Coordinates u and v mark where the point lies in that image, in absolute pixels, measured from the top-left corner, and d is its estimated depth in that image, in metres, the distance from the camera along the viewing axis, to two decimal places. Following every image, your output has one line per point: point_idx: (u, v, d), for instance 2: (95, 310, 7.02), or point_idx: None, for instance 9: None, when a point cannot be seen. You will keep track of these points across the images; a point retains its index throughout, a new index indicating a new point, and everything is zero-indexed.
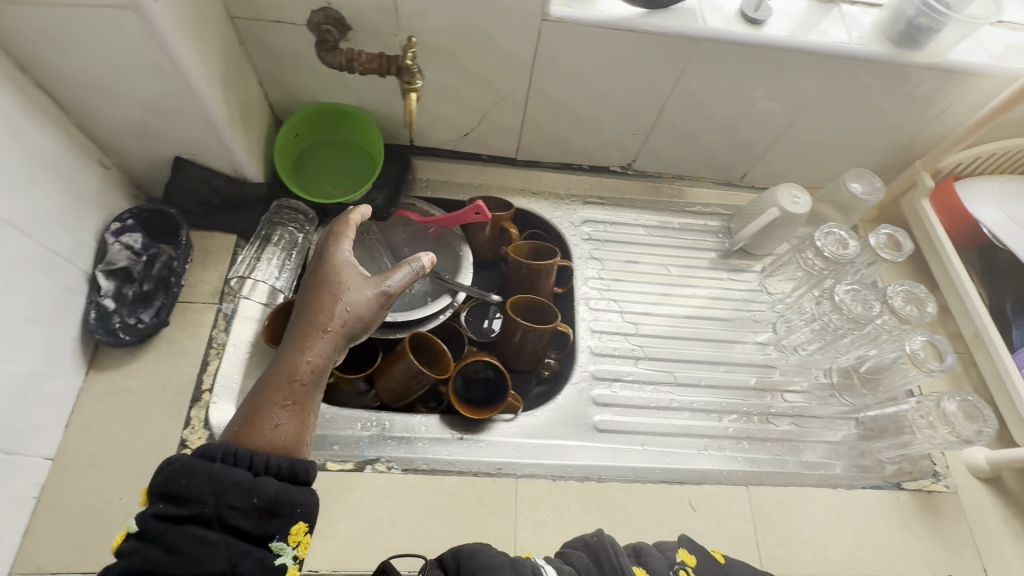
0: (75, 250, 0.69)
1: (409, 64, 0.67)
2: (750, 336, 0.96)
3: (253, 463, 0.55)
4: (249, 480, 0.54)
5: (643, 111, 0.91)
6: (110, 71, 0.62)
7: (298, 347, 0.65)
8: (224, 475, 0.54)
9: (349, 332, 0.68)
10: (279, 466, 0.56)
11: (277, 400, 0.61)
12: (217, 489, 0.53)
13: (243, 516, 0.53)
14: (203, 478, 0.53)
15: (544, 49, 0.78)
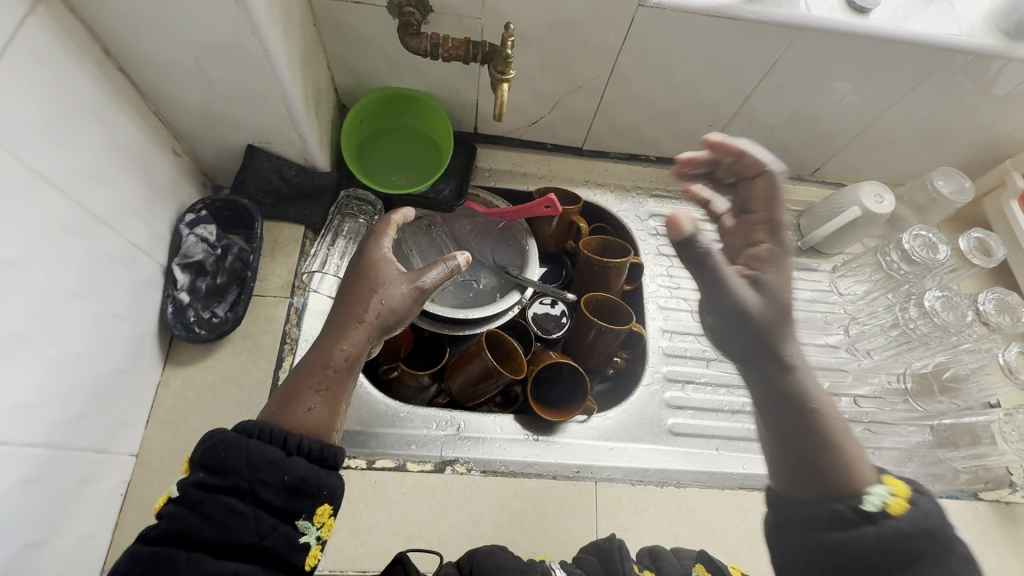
0: (152, 242, 0.67)
1: (505, 52, 0.64)
2: (820, 338, 0.94)
3: (288, 443, 0.54)
4: (281, 457, 0.53)
5: (724, 102, 0.87)
6: (194, 56, 0.59)
7: (336, 335, 0.63)
8: (257, 450, 0.52)
9: (384, 325, 0.65)
10: (309, 448, 0.55)
11: (310, 383, 0.60)
12: (252, 462, 0.52)
13: (274, 491, 0.51)
14: (240, 451, 0.52)
15: (634, 35, 0.74)
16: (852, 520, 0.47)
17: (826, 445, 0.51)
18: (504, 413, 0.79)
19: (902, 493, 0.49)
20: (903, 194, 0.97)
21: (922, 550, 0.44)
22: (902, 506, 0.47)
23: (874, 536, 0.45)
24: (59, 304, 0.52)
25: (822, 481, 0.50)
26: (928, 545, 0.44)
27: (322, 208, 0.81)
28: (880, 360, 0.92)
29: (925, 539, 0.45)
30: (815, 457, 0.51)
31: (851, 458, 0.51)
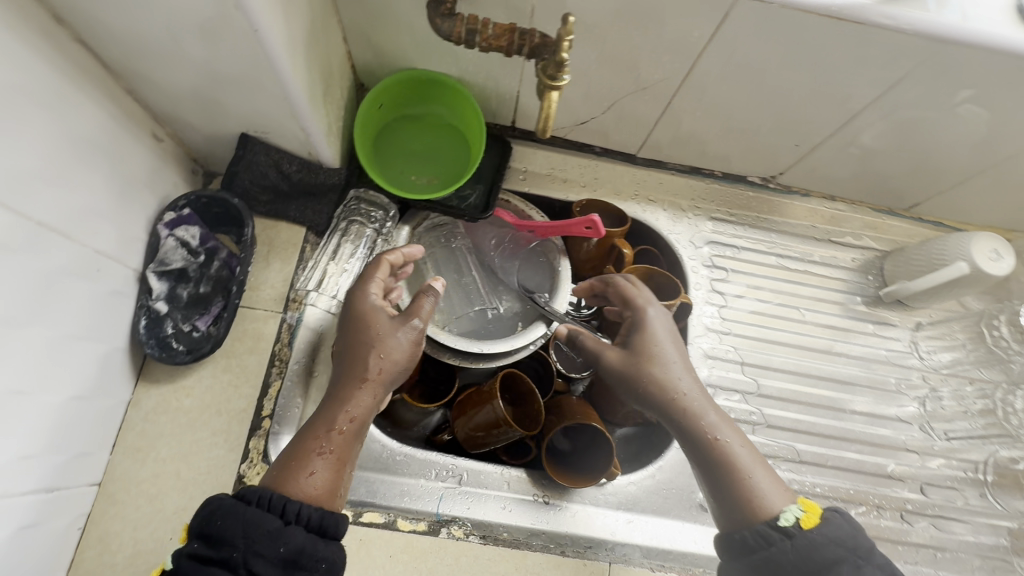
0: (124, 246, 0.57)
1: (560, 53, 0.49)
2: (890, 408, 0.80)
3: (287, 511, 0.47)
4: (278, 525, 0.46)
5: (821, 121, 0.70)
6: (169, 33, 0.47)
7: (338, 393, 0.55)
8: (255, 517, 0.45)
9: (392, 375, 0.57)
10: (309, 515, 0.47)
11: (314, 448, 0.51)
12: (247, 530, 0.45)
13: (270, 564, 0.44)
14: (236, 518, 0.45)
15: (724, 35, 0.58)
16: (776, 542, 0.50)
17: (729, 472, 0.54)
18: (516, 466, 0.69)
19: (814, 510, 0.51)
20: None
21: (834, 559, 0.48)
22: (814, 522, 0.50)
23: (793, 553, 0.49)
24: None
25: (742, 509, 0.53)
26: (838, 553, 0.49)
27: (327, 207, 0.71)
28: (959, 443, 0.79)
29: (835, 547, 0.49)
30: (736, 492, 0.53)
31: (760, 484, 0.53)
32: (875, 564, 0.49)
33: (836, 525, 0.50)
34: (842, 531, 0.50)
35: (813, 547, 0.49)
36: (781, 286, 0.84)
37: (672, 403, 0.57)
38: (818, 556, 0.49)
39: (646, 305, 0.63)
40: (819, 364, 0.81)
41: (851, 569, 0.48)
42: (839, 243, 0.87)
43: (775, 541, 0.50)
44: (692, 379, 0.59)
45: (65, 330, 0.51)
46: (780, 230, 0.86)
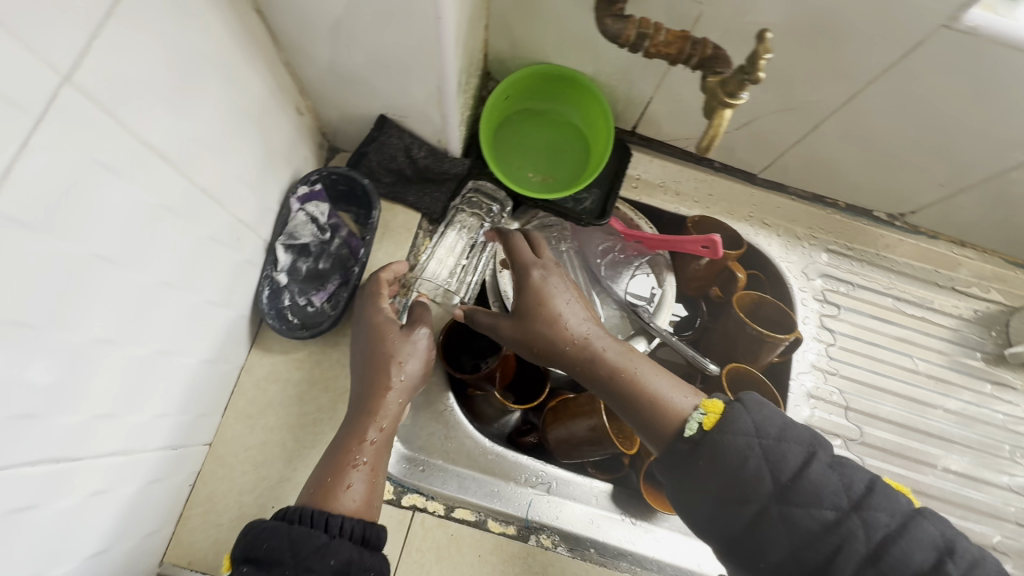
0: (259, 216, 0.57)
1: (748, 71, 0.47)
2: (999, 476, 0.75)
3: (329, 526, 0.47)
4: (324, 539, 0.46)
5: (980, 163, 0.65)
6: (348, 10, 0.46)
7: (363, 406, 0.56)
8: (296, 535, 0.46)
9: (412, 381, 0.58)
10: (352, 528, 0.48)
11: (348, 462, 0.52)
12: (296, 548, 0.45)
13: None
14: (282, 539, 0.45)
15: (907, 63, 0.54)
16: (688, 452, 0.49)
17: (644, 399, 0.53)
18: (603, 481, 0.69)
19: (716, 408, 0.50)
20: None
21: (739, 450, 0.46)
22: (716, 420, 0.49)
23: (704, 456, 0.48)
24: (152, 297, 0.44)
25: (659, 429, 0.52)
26: (739, 444, 0.46)
27: (444, 196, 0.70)
28: None
29: (739, 438, 0.47)
30: (653, 416, 0.52)
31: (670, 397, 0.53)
32: (778, 440, 0.46)
33: (738, 416, 0.48)
34: (745, 422, 0.47)
35: (721, 446, 0.47)
36: (892, 331, 0.79)
37: (578, 350, 0.57)
38: (727, 453, 0.46)
39: (525, 266, 0.61)
40: (926, 419, 0.77)
41: (757, 451, 0.46)
42: (963, 292, 0.82)
43: (688, 451, 0.49)
44: (581, 320, 0.59)
45: (205, 295, 0.51)
46: (898, 270, 0.82)
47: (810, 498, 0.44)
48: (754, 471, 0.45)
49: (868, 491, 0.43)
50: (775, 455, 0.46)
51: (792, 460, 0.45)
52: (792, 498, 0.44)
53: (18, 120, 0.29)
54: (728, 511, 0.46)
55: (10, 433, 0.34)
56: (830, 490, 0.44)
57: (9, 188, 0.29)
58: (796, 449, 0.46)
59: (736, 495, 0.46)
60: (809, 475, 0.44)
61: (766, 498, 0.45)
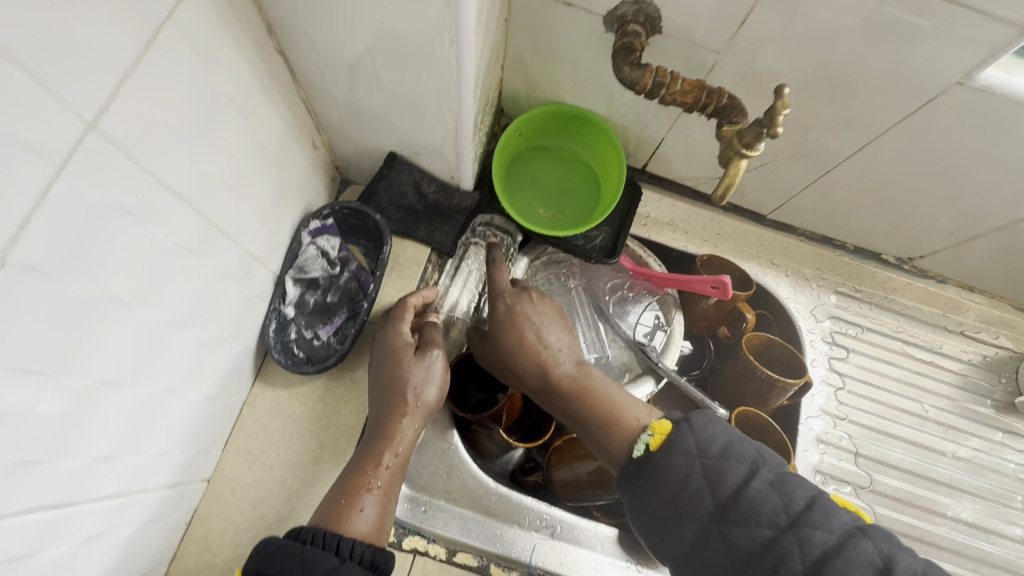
0: (270, 249, 0.57)
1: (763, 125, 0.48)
2: (1012, 527, 0.73)
3: (340, 548, 0.44)
4: (335, 560, 0.43)
5: (990, 212, 0.65)
6: (369, 53, 0.46)
7: (379, 429, 0.55)
8: (308, 553, 0.42)
9: (428, 406, 0.57)
10: (363, 553, 0.45)
11: (361, 484, 0.51)
12: (306, 569, 0.41)
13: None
14: (295, 560, 0.42)
15: (920, 116, 0.54)
16: (637, 473, 0.48)
17: (598, 419, 0.53)
18: (609, 524, 0.67)
19: (663, 428, 0.49)
20: None
21: (680, 468, 0.45)
22: (661, 441, 0.48)
23: (652, 478, 0.47)
24: (162, 336, 0.43)
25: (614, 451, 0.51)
26: (682, 464, 0.45)
27: (452, 230, 0.70)
28: None
29: (681, 457, 0.46)
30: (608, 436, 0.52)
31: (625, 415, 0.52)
32: (719, 457, 0.45)
33: (683, 435, 0.47)
34: (688, 441, 0.46)
35: (665, 465, 0.46)
36: (901, 375, 0.79)
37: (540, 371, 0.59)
38: (670, 473, 0.46)
39: (500, 291, 0.64)
40: (936, 467, 0.75)
41: (698, 470, 0.45)
42: (971, 337, 0.81)
43: (637, 472, 0.48)
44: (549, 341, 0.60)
45: (213, 332, 0.51)
46: (906, 313, 0.81)
47: (747, 515, 0.42)
48: (693, 490, 0.44)
49: (807, 508, 0.41)
50: (716, 473, 0.44)
51: (734, 478, 0.44)
52: (730, 516, 0.42)
53: (40, 168, 0.29)
54: (674, 532, 0.45)
55: (11, 482, 0.33)
56: (768, 507, 0.41)
57: (26, 236, 0.29)
58: (737, 466, 0.44)
59: (678, 515, 0.45)
60: (748, 493, 0.42)
61: (705, 517, 0.43)
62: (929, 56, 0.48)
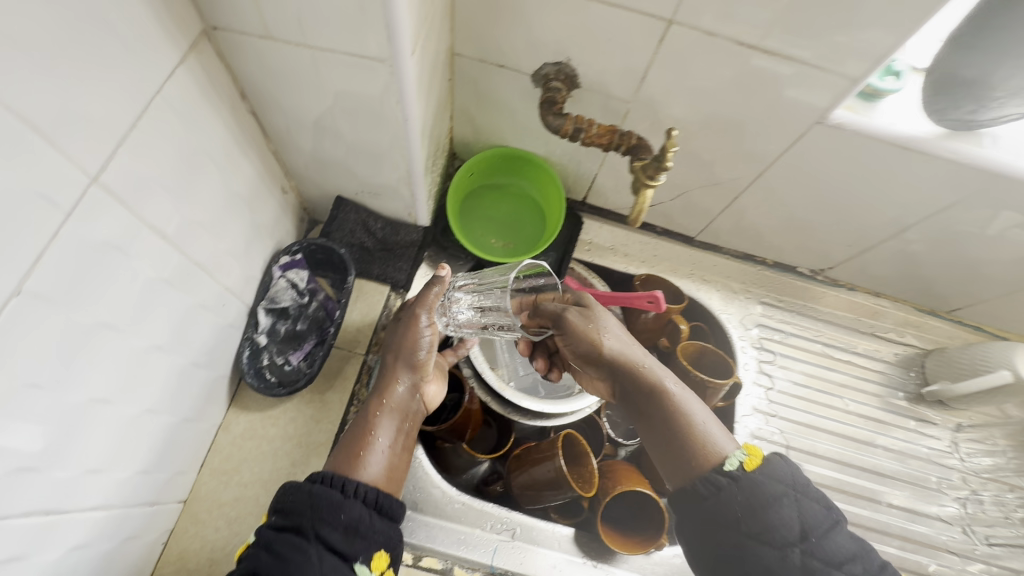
0: (244, 284, 0.64)
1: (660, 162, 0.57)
2: (930, 507, 0.81)
3: (345, 488, 0.53)
4: (338, 498, 0.51)
5: (874, 226, 0.76)
6: (330, 113, 0.55)
7: (382, 391, 0.64)
8: (316, 492, 0.51)
9: (409, 362, 0.65)
10: (365, 491, 0.53)
11: (366, 439, 0.60)
12: (314, 503, 0.51)
13: (335, 530, 0.50)
14: (304, 495, 0.51)
15: (796, 149, 0.65)
16: (725, 487, 0.51)
17: (684, 428, 0.57)
18: (566, 524, 0.72)
19: (756, 452, 0.54)
20: None
21: (775, 494, 0.50)
22: (757, 463, 0.52)
23: (741, 494, 0.51)
24: (146, 360, 0.49)
25: (693, 460, 0.55)
26: (777, 490, 0.50)
27: (406, 265, 0.76)
28: (1000, 549, 0.79)
29: (776, 484, 0.50)
30: (686, 446, 0.56)
31: (711, 434, 0.56)
32: (812, 496, 0.50)
33: (781, 467, 0.52)
34: (782, 473, 0.51)
35: (759, 486, 0.50)
36: (824, 373, 0.88)
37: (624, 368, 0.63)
38: (764, 496, 0.50)
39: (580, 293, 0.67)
40: (860, 455, 0.83)
41: (791, 501, 0.49)
42: (882, 338, 0.91)
43: (724, 486, 0.52)
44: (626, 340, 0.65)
45: (190, 359, 0.56)
46: (825, 319, 0.91)
47: (833, 557, 0.47)
48: (787, 517, 0.49)
49: (878, 566, 0.48)
50: (808, 509, 0.49)
51: (819, 516, 0.49)
52: (816, 550, 0.48)
53: (53, 216, 0.36)
54: (750, 549, 0.49)
55: (12, 484, 0.37)
56: (848, 553, 0.48)
57: (38, 270, 0.35)
58: (820, 508, 0.50)
59: (763, 535, 0.49)
60: (835, 537, 0.48)
61: (791, 546, 0.48)
62: (790, 102, 0.59)
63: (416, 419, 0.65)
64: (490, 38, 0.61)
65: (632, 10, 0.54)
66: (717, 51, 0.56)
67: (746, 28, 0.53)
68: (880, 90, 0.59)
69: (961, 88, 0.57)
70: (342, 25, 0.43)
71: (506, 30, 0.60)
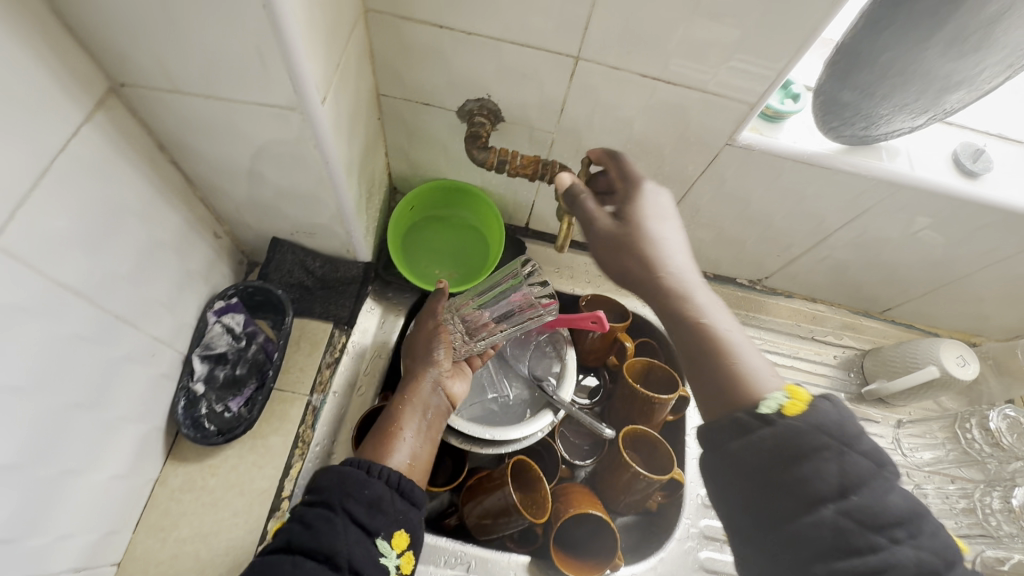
0: (176, 332, 0.63)
1: None
2: None
3: (369, 468, 0.56)
4: (363, 476, 0.55)
5: (799, 236, 0.80)
6: (251, 159, 0.56)
7: (407, 388, 0.69)
8: (343, 471, 0.55)
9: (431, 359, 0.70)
10: (389, 474, 0.57)
11: (394, 428, 0.64)
12: (341, 480, 0.55)
13: (360, 504, 0.53)
14: (334, 472, 0.55)
15: (713, 169, 0.69)
16: (757, 431, 0.43)
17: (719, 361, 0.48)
18: (522, 552, 0.73)
19: (800, 395, 0.44)
20: (987, 353, 0.87)
21: (813, 445, 0.41)
22: (801, 409, 0.43)
23: (774, 439, 0.42)
24: (64, 418, 0.48)
25: (729, 394, 0.46)
26: (819, 440, 0.42)
27: (349, 301, 0.77)
28: None
29: (817, 433, 0.42)
30: (724, 378, 0.47)
31: (753, 369, 0.47)
32: (858, 450, 0.42)
33: (825, 411, 0.43)
34: (831, 417, 0.43)
35: (794, 432, 0.42)
36: None
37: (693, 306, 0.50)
38: (801, 446, 0.42)
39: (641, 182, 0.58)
40: None
41: (833, 455, 0.41)
42: (822, 341, 0.95)
43: (756, 430, 0.43)
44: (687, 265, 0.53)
45: (117, 413, 0.55)
46: (767, 327, 0.94)
47: (873, 517, 0.39)
48: (823, 473, 0.41)
49: (928, 533, 0.39)
50: (853, 463, 0.41)
51: (867, 471, 0.41)
52: (854, 509, 0.40)
53: None
54: (776, 500, 0.42)
55: None
56: (895, 516, 0.39)
57: None
58: (867, 463, 0.41)
59: (793, 490, 0.41)
60: (878, 493, 0.40)
61: (824, 503, 0.40)
62: (698, 126, 0.63)
63: (441, 412, 0.69)
64: (412, 78, 0.63)
65: (541, 49, 0.57)
66: (625, 83, 0.59)
67: (645, 61, 0.56)
68: (780, 112, 0.64)
69: (843, 112, 0.59)
70: (251, 78, 0.44)
71: (427, 71, 0.62)
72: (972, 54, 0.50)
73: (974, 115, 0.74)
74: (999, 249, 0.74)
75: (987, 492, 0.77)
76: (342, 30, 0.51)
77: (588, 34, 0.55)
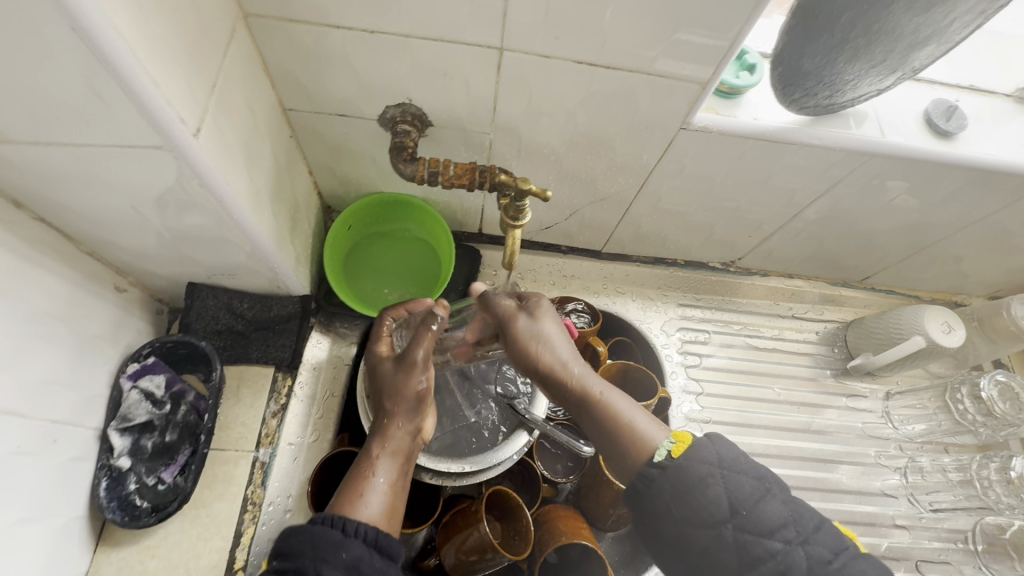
0: (83, 406, 0.56)
1: (519, 204, 0.57)
2: (875, 482, 0.80)
3: (345, 525, 0.46)
4: (338, 536, 0.45)
5: (770, 216, 0.74)
6: (132, 207, 0.48)
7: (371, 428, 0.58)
8: (317, 531, 0.45)
9: (410, 405, 0.57)
10: (366, 531, 0.46)
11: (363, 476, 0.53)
12: (314, 542, 0.44)
13: (337, 570, 0.43)
14: (305, 535, 0.45)
15: (669, 156, 0.63)
16: (655, 478, 0.48)
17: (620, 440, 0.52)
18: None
19: (685, 439, 0.49)
20: (971, 315, 0.84)
21: (699, 476, 0.47)
22: (684, 449, 0.48)
23: (669, 481, 0.47)
24: None
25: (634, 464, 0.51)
26: (703, 471, 0.47)
27: (290, 340, 0.69)
28: (945, 513, 0.78)
29: (701, 465, 0.47)
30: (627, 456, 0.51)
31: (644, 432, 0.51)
32: (738, 469, 0.47)
33: (704, 447, 0.48)
34: (708, 451, 0.48)
35: (685, 473, 0.47)
36: (753, 365, 0.85)
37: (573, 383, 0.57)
38: (691, 480, 0.47)
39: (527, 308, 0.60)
40: (799, 443, 0.81)
41: (718, 480, 0.46)
42: (802, 318, 0.90)
43: (654, 477, 0.48)
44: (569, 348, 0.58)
45: (14, 517, 0.48)
46: (744, 310, 0.89)
47: (762, 528, 0.45)
48: (714, 497, 0.46)
49: (813, 528, 0.45)
50: (734, 483, 0.46)
51: (750, 489, 0.46)
52: (747, 525, 0.45)
53: None
54: (685, 534, 0.46)
55: None
56: (781, 522, 0.45)
57: None
58: (752, 481, 0.47)
59: (695, 520, 0.46)
60: (765, 506, 0.46)
61: (723, 524, 0.45)
62: (646, 112, 0.56)
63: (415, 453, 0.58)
64: (318, 88, 0.55)
65: (458, 42, 0.50)
66: (558, 72, 0.52)
67: (577, 47, 0.49)
68: (735, 86, 0.58)
69: (805, 81, 0.53)
70: (97, 117, 0.37)
71: (334, 78, 0.54)
72: (940, 8, 0.44)
73: (941, 68, 0.68)
74: (977, 209, 0.70)
75: (983, 463, 0.75)
76: (213, 46, 0.43)
77: (507, 23, 0.47)
